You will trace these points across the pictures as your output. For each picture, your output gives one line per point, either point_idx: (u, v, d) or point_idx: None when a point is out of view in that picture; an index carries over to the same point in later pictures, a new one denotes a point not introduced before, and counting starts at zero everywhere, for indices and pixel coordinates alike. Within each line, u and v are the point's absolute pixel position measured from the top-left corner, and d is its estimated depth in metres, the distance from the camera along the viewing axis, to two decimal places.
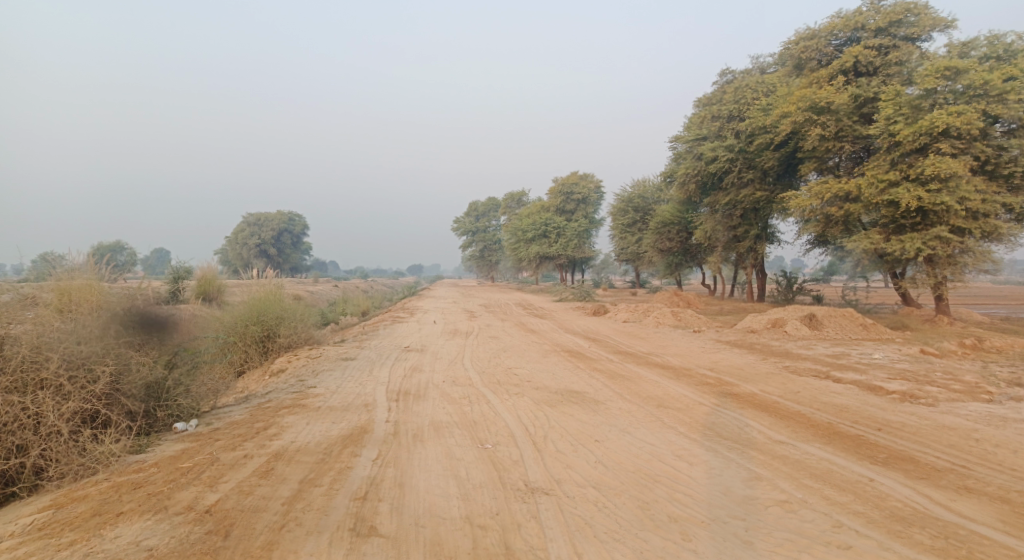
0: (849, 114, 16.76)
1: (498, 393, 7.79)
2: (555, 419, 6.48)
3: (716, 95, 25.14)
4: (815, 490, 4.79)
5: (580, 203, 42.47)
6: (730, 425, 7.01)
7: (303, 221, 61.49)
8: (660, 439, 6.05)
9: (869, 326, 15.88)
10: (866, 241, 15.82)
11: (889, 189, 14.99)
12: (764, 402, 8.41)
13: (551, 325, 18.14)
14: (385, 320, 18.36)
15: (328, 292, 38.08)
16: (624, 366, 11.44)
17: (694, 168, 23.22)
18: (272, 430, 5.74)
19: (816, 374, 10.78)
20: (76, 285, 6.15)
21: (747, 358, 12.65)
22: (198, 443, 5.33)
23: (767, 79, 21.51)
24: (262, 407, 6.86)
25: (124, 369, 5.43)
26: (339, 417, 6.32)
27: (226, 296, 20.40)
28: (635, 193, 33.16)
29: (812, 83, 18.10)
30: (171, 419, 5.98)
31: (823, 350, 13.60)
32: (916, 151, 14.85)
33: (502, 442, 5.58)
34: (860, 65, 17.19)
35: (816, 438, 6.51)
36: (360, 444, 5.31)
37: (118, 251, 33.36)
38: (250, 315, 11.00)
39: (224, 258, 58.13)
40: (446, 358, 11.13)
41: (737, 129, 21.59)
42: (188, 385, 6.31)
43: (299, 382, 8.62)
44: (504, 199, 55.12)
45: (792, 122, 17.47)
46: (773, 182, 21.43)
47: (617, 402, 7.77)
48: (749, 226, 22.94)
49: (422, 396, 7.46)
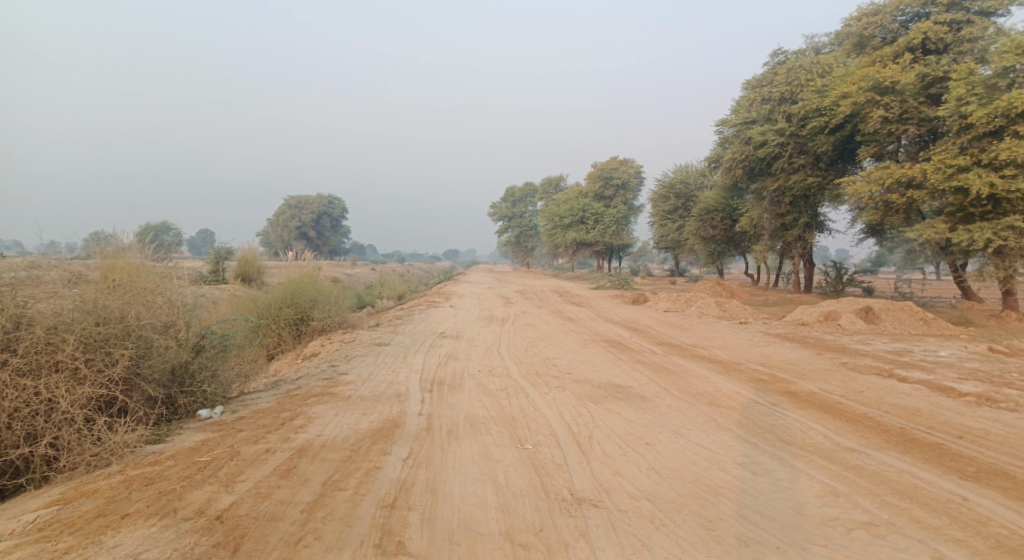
0: (915, 95, 15.47)
1: (536, 386, 7.31)
2: (599, 417, 5.98)
3: (766, 77, 23.88)
4: (902, 508, 4.15)
5: (619, 189, 41.51)
6: (792, 428, 6.37)
7: (342, 204, 61.95)
8: (716, 444, 5.47)
9: (930, 321, 14.80)
10: (930, 231, 14.67)
11: (957, 175, 13.81)
12: (825, 402, 7.71)
13: (590, 314, 17.57)
14: (421, 305, 18.09)
15: (365, 275, 38.17)
16: (668, 358, 10.81)
17: (740, 153, 22.19)
18: (299, 421, 5.40)
19: (877, 372, 9.97)
20: (124, 262, 5.62)
21: (800, 353, 11.86)
22: (220, 433, 5.04)
23: (822, 59, 20.20)
24: (290, 395, 6.55)
25: (144, 353, 5.16)
26: (370, 408, 5.94)
27: (265, 277, 20.41)
28: (677, 178, 32.04)
29: (874, 61, 16.81)
30: (194, 406, 5.71)
31: (882, 346, 12.68)
32: (989, 134, 13.67)
33: (543, 442, 5.11)
34: (928, 42, 15.86)
35: (891, 446, 5.83)
36: (390, 440, 4.90)
37: (165, 231, 34.34)
38: (284, 297, 10.77)
39: (265, 240, 59.12)
40: (481, 345, 10.70)
41: (789, 112, 20.41)
42: (213, 370, 6.03)
43: (331, 368, 8.31)
44: (542, 184, 54.45)
45: (851, 103, 16.29)
46: (826, 168, 20.28)
47: (665, 400, 7.19)
48: (798, 213, 21.78)
49: (457, 387, 7.04)
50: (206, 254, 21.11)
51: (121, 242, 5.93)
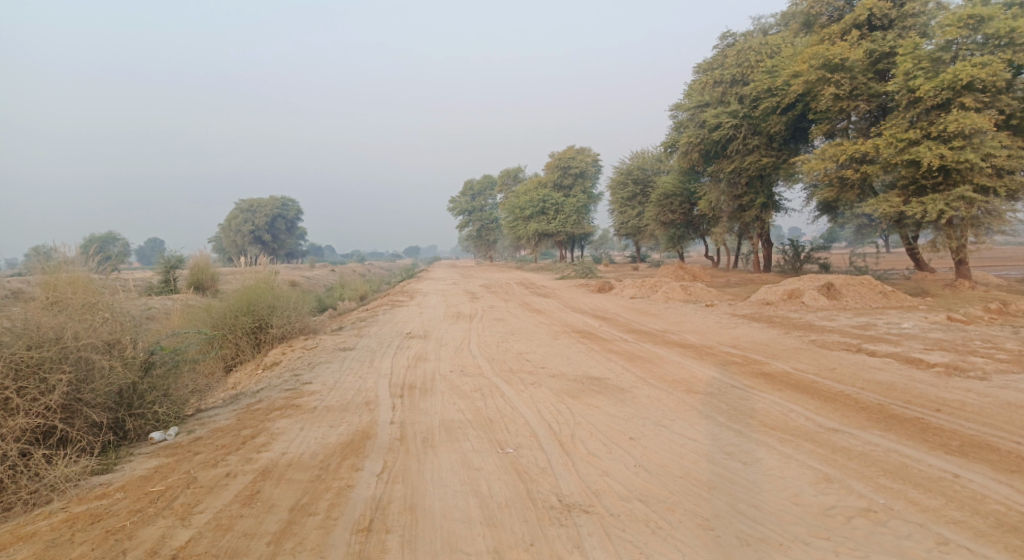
0: (863, 71, 15.75)
1: (512, 383, 7.06)
2: (579, 413, 5.77)
3: (717, 59, 24.07)
4: (897, 491, 4.09)
5: (577, 177, 41.52)
6: (773, 411, 6.29)
7: (296, 205, 60.33)
8: (702, 434, 5.33)
9: (889, 294, 15.16)
10: (885, 205, 14.99)
11: (909, 149, 14.10)
12: (801, 382, 7.70)
13: (557, 305, 17.42)
14: (385, 305, 17.63)
15: (324, 277, 37.21)
16: (641, 346, 10.72)
17: (696, 137, 22.33)
18: (261, 438, 5.01)
19: (846, 348, 10.09)
20: (64, 281, 5.32)
21: (768, 332, 11.94)
22: (176, 457, 4.62)
23: (770, 40, 20.43)
24: (250, 409, 6.12)
25: (85, 376, 4.68)
26: (337, 419, 5.58)
27: (220, 284, 19.58)
28: (635, 164, 32.14)
29: (823, 40, 17.05)
30: (145, 429, 5.25)
31: (846, 321, 12.88)
32: (936, 107, 13.99)
33: (524, 445, 4.87)
34: (874, 18, 16.13)
35: (872, 424, 5.81)
36: (361, 454, 4.58)
37: (110, 241, 32.85)
38: (240, 305, 10.23)
39: (218, 246, 57.15)
40: (451, 344, 10.40)
41: (741, 94, 20.60)
42: (165, 389, 5.56)
43: (294, 378, 7.87)
44: (500, 176, 54.13)
45: (803, 82, 16.48)
46: (779, 147, 20.60)
47: (644, 389, 7.04)
48: (755, 194, 22.04)
49: (429, 390, 6.72)
50: (154, 263, 20.12)
51: (65, 256, 5.61)
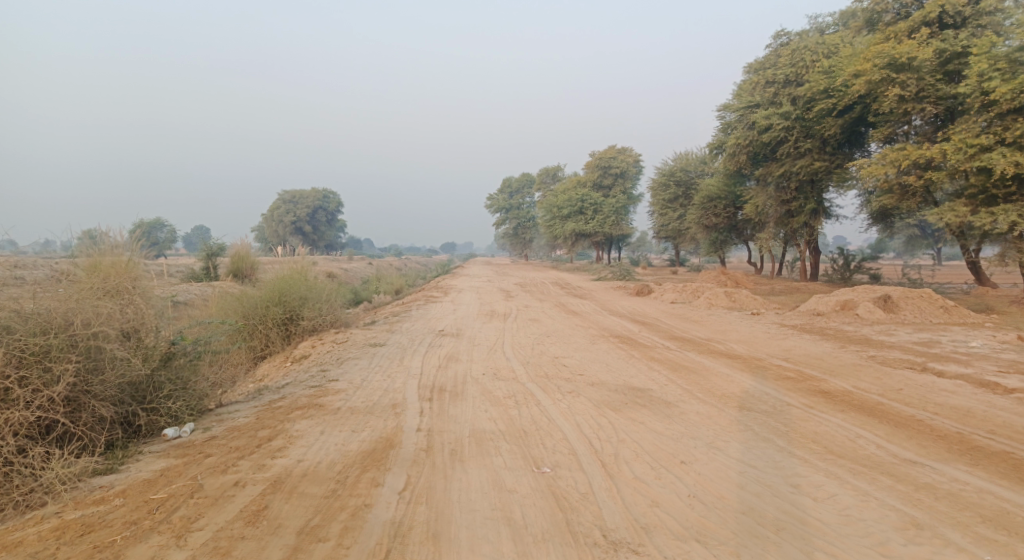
0: (932, 72, 14.65)
1: (548, 391, 6.57)
2: (622, 428, 5.27)
3: (770, 59, 23.04)
4: (1001, 544, 3.51)
5: (617, 177, 40.68)
6: (838, 436, 5.66)
7: (336, 198, 61.06)
8: (761, 461, 4.75)
9: (951, 309, 14.09)
10: (951, 214, 13.94)
11: (980, 155, 13.01)
12: (865, 403, 7.01)
13: (594, 307, 16.83)
14: (418, 300, 17.35)
15: (361, 270, 37.44)
16: (684, 354, 10.08)
17: (744, 138, 21.39)
18: (278, 440, 4.66)
19: (910, 367, 9.26)
20: (111, 264, 5.35)
21: (822, 346, 11.12)
22: (184, 459, 4.28)
23: (828, 39, 19.38)
24: (271, 407, 5.78)
25: (95, 366, 4.40)
26: (360, 423, 5.18)
27: (259, 273, 19.60)
28: (677, 166, 31.17)
29: (888, 38, 15.92)
30: (158, 426, 4.94)
31: (906, 337, 11.97)
32: (1013, 112, 12.86)
33: (561, 464, 4.42)
34: (946, 15, 14.97)
35: (955, 456, 5.15)
36: (382, 467, 4.16)
37: (158, 228, 33.87)
38: (272, 295, 10.00)
39: (260, 236, 58.26)
40: (484, 344, 9.97)
41: (794, 95, 19.60)
42: (182, 383, 5.26)
43: (320, 374, 7.54)
44: (539, 174, 53.63)
45: (865, 82, 15.45)
46: (833, 152, 19.56)
47: (691, 404, 6.45)
48: (804, 199, 20.99)
49: (459, 394, 6.29)
50: (197, 250, 20.31)
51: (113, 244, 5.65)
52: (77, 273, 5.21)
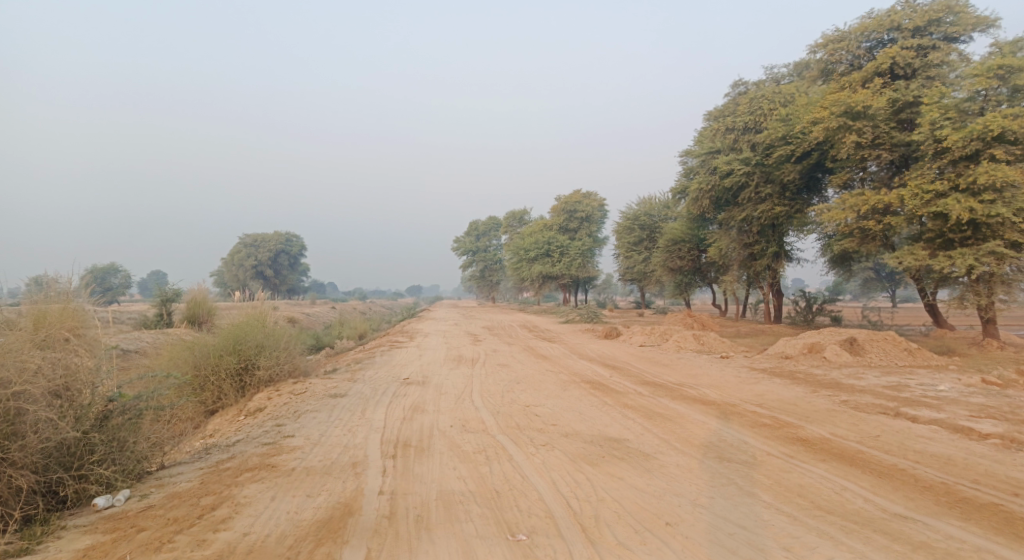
0: (886, 120, 15.25)
1: (520, 444, 6.21)
2: (601, 485, 4.95)
3: (729, 107, 23.82)
4: None
5: (583, 221, 41.13)
6: (824, 489, 5.44)
7: (300, 241, 60.16)
8: (749, 520, 4.48)
9: (914, 351, 14.29)
10: (910, 257, 14.26)
11: (936, 201, 13.44)
12: (845, 452, 6.85)
13: (564, 351, 16.54)
14: (382, 345, 16.81)
15: (325, 314, 36.57)
16: (657, 401, 9.83)
17: (707, 183, 21.82)
18: (223, 509, 4.16)
19: (883, 412, 9.19)
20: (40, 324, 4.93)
21: (794, 391, 11.03)
22: (113, 535, 3.76)
23: (784, 89, 20.15)
24: (219, 469, 5.25)
25: (13, 431, 3.91)
26: (317, 485, 4.73)
27: (216, 319, 18.76)
28: (641, 210, 31.66)
29: (843, 87, 16.58)
30: (87, 495, 4.39)
31: (875, 380, 11.98)
32: (964, 158, 13.39)
33: (538, 530, 4.07)
34: (896, 67, 15.73)
35: (944, 509, 4.98)
36: (338, 540, 3.78)
37: (111, 272, 32.68)
38: (226, 343, 9.44)
39: (220, 279, 56.73)
40: (451, 393, 9.55)
41: (754, 141, 20.21)
42: (118, 445, 4.73)
43: (275, 429, 7.00)
44: (506, 218, 53.95)
45: (824, 129, 15.99)
46: (792, 197, 20.07)
47: (670, 456, 6.16)
48: (766, 243, 21.40)
49: (425, 450, 5.87)
50: (151, 295, 19.42)
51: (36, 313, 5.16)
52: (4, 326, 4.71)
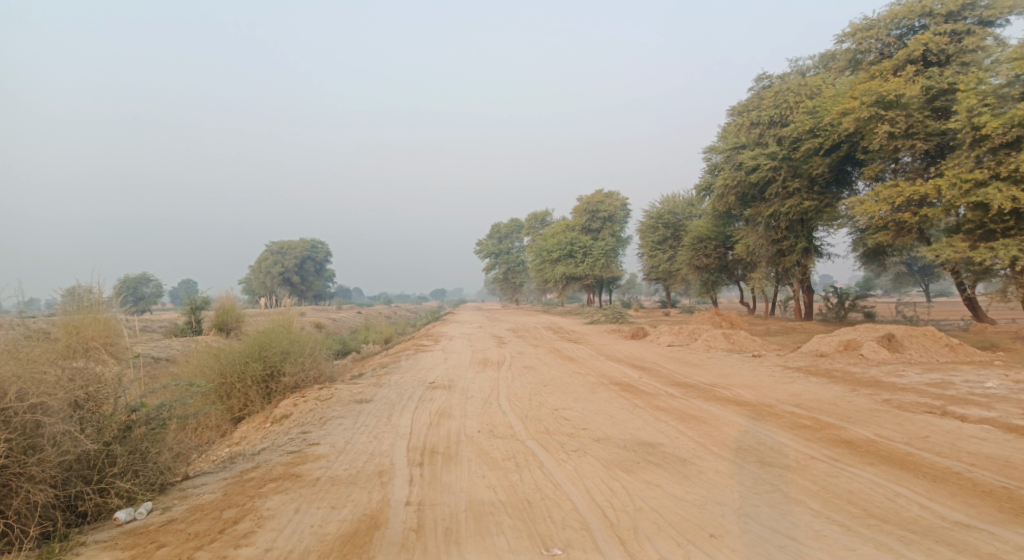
0: (920, 109, 14.68)
1: (550, 450, 5.98)
2: (638, 493, 4.70)
3: (753, 101, 23.30)
4: None
5: (606, 221, 40.67)
6: (876, 495, 5.13)
7: (325, 248, 60.73)
8: (800, 531, 4.20)
9: (956, 347, 13.71)
10: (949, 250, 13.68)
11: (975, 190, 12.85)
12: (894, 454, 6.48)
13: (590, 352, 16.25)
14: (407, 350, 16.71)
15: (350, 319, 36.72)
16: (690, 402, 9.52)
17: (733, 179, 21.31)
18: (246, 523, 4.03)
19: (929, 411, 8.75)
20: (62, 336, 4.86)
21: (832, 390, 10.60)
22: (133, 551, 3.66)
23: (810, 81, 19.59)
24: (243, 479, 5.14)
25: (32, 445, 3.84)
26: (342, 496, 4.58)
27: (243, 326, 18.86)
28: (665, 208, 31.17)
29: (872, 76, 16.04)
30: (107, 509, 4.29)
31: (917, 377, 11.48)
32: (1005, 146, 12.78)
33: (574, 544, 3.85)
34: (929, 53, 15.13)
35: (1009, 516, 4.63)
36: (364, 556, 3.61)
37: (142, 282, 33.38)
38: (251, 350, 9.38)
39: (248, 287, 57.51)
40: (478, 397, 9.36)
41: (780, 135, 19.69)
42: (140, 456, 4.64)
43: (301, 437, 6.88)
44: (528, 219, 53.72)
45: (854, 120, 15.40)
46: (821, 191, 19.50)
47: (708, 461, 5.88)
48: (795, 238, 20.83)
49: (453, 457, 5.69)
50: (180, 304, 19.64)
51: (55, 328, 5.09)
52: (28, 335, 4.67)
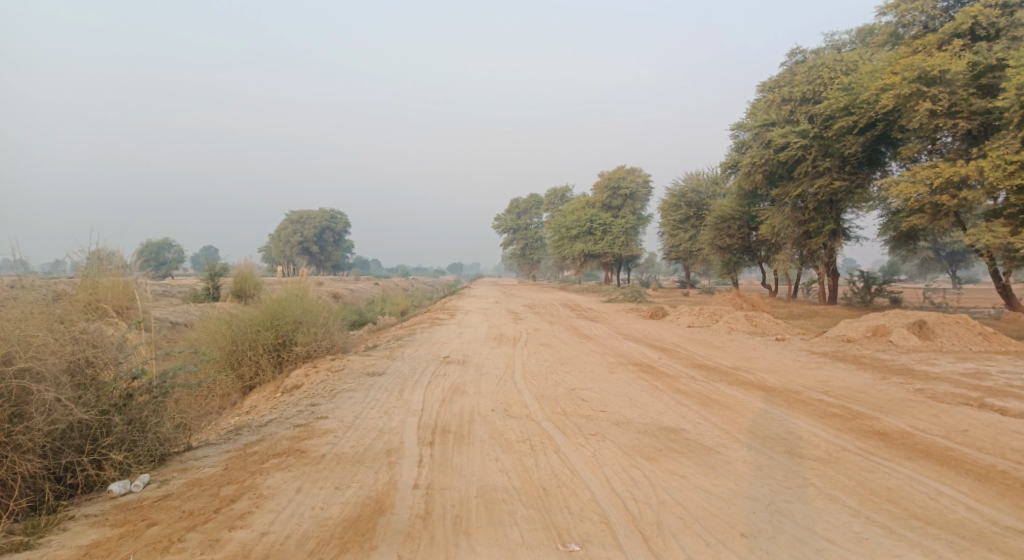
0: (965, 86, 13.82)
1: (567, 433, 5.69)
2: (662, 484, 4.39)
3: (785, 77, 22.32)
4: None
5: (627, 198, 39.87)
6: (918, 493, 4.77)
7: (344, 219, 60.62)
8: (838, 532, 3.87)
9: (989, 336, 13.13)
10: (988, 235, 12.97)
11: (1021, 173, 12.07)
12: (932, 448, 6.09)
13: (608, 331, 15.90)
14: (423, 322, 16.50)
15: (367, 290, 36.65)
16: (712, 386, 9.16)
17: (760, 157, 20.54)
18: (243, 502, 3.80)
19: (966, 403, 8.29)
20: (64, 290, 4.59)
21: (861, 377, 10.14)
22: (121, 530, 3.45)
23: (846, 56, 18.65)
24: (245, 453, 4.91)
25: (18, 412, 3.65)
26: (347, 476, 4.33)
27: (260, 294, 18.76)
28: (688, 186, 30.38)
29: (915, 51, 15.12)
30: (101, 480, 4.10)
31: (951, 367, 10.96)
32: None
33: (593, 539, 3.56)
34: (978, 27, 14.21)
35: None
36: (365, 545, 3.37)
37: (163, 248, 33.64)
38: (263, 318, 9.18)
39: (267, 256, 57.77)
40: (492, 373, 9.09)
41: (812, 112, 18.85)
42: (139, 425, 4.42)
43: (309, 409, 6.65)
44: (547, 195, 53.00)
45: (894, 96, 14.55)
46: (853, 171, 18.70)
47: (734, 450, 5.55)
48: (823, 220, 20.08)
49: (465, 437, 5.42)
50: (199, 270, 19.58)
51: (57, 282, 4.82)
52: (25, 293, 4.44)
